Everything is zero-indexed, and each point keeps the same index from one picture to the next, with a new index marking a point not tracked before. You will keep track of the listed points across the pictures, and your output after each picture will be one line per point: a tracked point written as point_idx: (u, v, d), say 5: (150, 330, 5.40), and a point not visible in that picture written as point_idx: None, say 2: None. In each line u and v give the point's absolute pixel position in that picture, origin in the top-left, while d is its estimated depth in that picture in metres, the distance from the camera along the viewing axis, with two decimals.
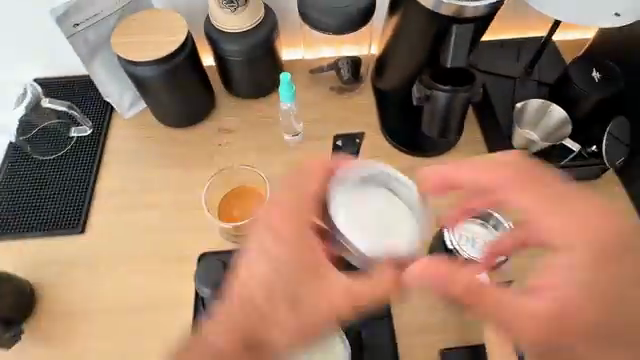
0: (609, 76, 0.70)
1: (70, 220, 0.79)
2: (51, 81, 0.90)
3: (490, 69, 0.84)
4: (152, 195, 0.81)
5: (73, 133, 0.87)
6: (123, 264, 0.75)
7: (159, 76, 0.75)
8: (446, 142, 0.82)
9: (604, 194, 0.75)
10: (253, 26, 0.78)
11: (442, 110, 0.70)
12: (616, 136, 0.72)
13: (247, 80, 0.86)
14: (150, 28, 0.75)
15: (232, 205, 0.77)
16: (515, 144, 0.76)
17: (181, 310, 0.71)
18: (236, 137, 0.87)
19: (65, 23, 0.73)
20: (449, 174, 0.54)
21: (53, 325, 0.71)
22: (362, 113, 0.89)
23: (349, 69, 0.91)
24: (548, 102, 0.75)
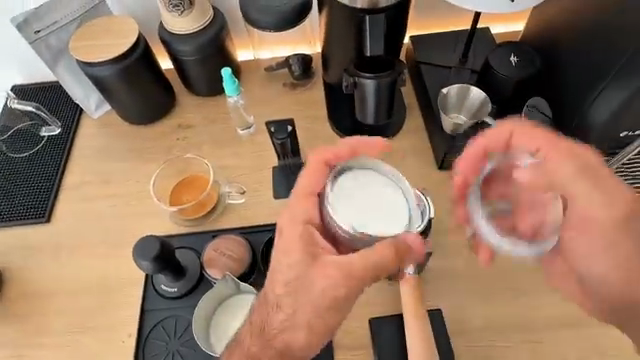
0: (525, 59, 0.75)
1: (37, 211, 0.85)
2: (25, 87, 0.98)
3: (427, 60, 0.88)
4: (113, 186, 0.87)
5: (44, 132, 0.93)
6: (83, 249, 0.81)
7: (113, 74, 0.81)
8: (391, 129, 0.87)
9: None
10: (201, 28, 0.85)
11: (371, 96, 0.74)
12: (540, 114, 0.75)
13: (203, 79, 0.91)
14: (104, 32, 0.82)
15: (182, 192, 0.83)
16: (446, 130, 0.79)
17: (133, 290, 0.76)
18: (194, 132, 0.92)
19: (27, 30, 0.81)
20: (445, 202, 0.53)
21: (17, 306, 0.76)
22: (312, 106, 0.94)
23: (300, 65, 0.94)
24: (466, 85, 0.79)
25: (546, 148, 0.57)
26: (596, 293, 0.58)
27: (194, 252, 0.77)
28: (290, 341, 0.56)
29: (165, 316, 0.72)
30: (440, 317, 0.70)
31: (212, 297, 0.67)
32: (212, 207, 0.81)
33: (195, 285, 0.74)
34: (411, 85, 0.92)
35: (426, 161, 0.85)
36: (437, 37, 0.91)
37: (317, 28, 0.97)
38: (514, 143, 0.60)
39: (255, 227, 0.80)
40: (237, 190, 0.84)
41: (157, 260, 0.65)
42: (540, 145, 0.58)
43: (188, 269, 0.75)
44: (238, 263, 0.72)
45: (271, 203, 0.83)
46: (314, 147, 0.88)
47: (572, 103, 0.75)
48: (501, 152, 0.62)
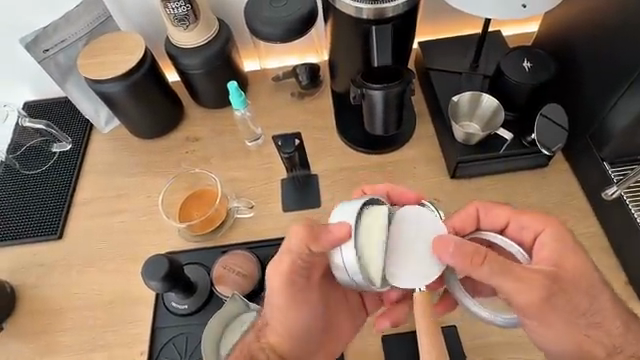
0: (538, 65, 0.72)
1: (49, 227, 0.85)
2: (36, 104, 0.99)
3: (436, 66, 0.86)
4: (124, 201, 0.87)
5: (55, 149, 0.94)
6: (94, 265, 0.81)
7: (121, 91, 0.82)
8: (401, 138, 0.86)
9: (550, 181, 0.79)
10: (206, 41, 0.84)
11: (379, 107, 0.73)
12: (552, 120, 0.72)
13: (210, 91, 0.91)
14: (112, 48, 0.83)
15: (191, 207, 0.82)
16: (457, 138, 0.77)
17: (144, 307, 0.76)
18: (202, 144, 0.92)
19: (35, 49, 0.81)
20: (459, 246, 0.51)
21: (32, 323, 0.77)
22: (320, 115, 0.92)
23: (306, 74, 0.93)
24: (478, 92, 0.77)
25: (543, 230, 0.57)
26: (607, 314, 0.56)
27: (204, 267, 0.76)
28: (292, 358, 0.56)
29: (176, 333, 0.72)
30: (455, 335, 0.67)
31: (223, 316, 0.65)
32: (221, 221, 0.81)
33: (205, 302, 0.73)
34: (421, 92, 0.90)
35: (438, 170, 0.83)
36: (447, 42, 0.89)
37: (324, 36, 0.96)
38: (486, 222, 0.61)
39: (265, 241, 0.79)
40: (246, 203, 0.83)
41: (166, 279, 0.65)
42: (543, 225, 0.57)
43: (198, 285, 0.74)
44: (248, 280, 0.72)
45: (281, 216, 0.82)
46: (323, 157, 0.87)
47: (589, 106, 0.72)
48: (487, 228, 0.61)
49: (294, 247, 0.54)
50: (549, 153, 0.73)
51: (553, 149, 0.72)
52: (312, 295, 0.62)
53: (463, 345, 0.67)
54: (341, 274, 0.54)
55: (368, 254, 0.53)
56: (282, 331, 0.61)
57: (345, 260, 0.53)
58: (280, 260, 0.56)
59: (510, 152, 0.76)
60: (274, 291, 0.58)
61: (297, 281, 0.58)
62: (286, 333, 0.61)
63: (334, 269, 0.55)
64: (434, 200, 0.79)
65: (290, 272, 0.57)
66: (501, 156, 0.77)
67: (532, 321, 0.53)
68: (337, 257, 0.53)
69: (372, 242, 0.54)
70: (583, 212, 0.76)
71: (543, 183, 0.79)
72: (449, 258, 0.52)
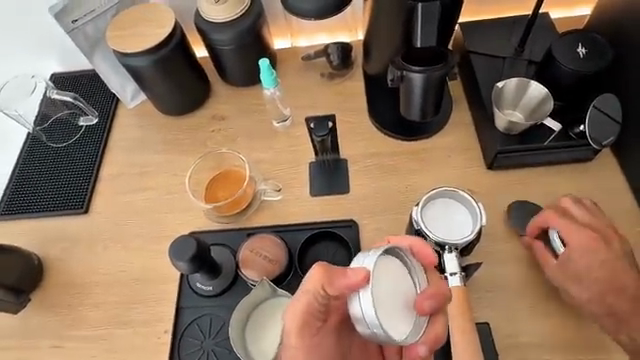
0: (595, 52, 0.68)
1: (76, 201, 0.85)
2: (62, 76, 0.97)
3: (477, 49, 0.81)
4: (150, 178, 0.86)
5: (81, 122, 0.93)
6: (119, 241, 0.80)
7: (151, 65, 0.79)
8: (436, 124, 0.82)
9: (597, 176, 0.74)
10: (238, 15, 0.81)
11: (419, 91, 0.69)
12: (605, 111, 0.68)
13: (239, 69, 0.88)
14: (141, 21, 0.80)
15: (218, 187, 0.81)
16: (499, 127, 0.73)
17: (168, 286, 0.75)
18: (230, 123, 0.90)
19: (65, 19, 0.79)
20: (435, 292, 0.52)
21: (57, 296, 0.77)
22: (352, 97, 0.89)
23: (339, 55, 0.89)
24: (526, 79, 0.72)
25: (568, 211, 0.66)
26: None
27: (229, 249, 0.75)
28: None
29: (200, 314, 0.71)
30: (488, 331, 0.65)
31: (250, 301, 0.65)
32: (247, 203, 0.79)
33: (230, 285, 0.72)
34: (459, 76, 0.85)
35: (474, 160, 0.79)
36: (491, 23, 0.84)
37: (360, 14, 0.92)
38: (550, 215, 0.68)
39: (291, 225, 0.77)
40: (273, 186, 0.81)
41: (193, 261, 0.64)
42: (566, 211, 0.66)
43: (223, 267, 0.73)
44: (274, 265, 0.70)
45: (308, 201, 0.79)
46: (353, 142, 0.84)
47: None
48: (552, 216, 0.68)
49: (310, 287, 0.55)
50: (599, 147, 0.69)
51: (604, 143, 0.68)
52: (330, 342, 0.59)
53: (495, 342, 0.65)
54: (361, 326, 0.50)
55: (384, 307, 0.50)
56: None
57: (363, 309, 0.49)
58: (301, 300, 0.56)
59: (555, 144, 0.72)
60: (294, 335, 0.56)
61: (315, 323, 0.57)
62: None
63: (355, 323, 0.51)
64: (470, 192, 0.76)
65: (307, 313, 0.56)
66: (545, 148, 0.72)
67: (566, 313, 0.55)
68: (353, 304, 0.50)
69: (382, 293, 0.50)
70: (631, 209, 0.72)
71: (587, 178, 0.74)
72: (428, 302, 0.51)
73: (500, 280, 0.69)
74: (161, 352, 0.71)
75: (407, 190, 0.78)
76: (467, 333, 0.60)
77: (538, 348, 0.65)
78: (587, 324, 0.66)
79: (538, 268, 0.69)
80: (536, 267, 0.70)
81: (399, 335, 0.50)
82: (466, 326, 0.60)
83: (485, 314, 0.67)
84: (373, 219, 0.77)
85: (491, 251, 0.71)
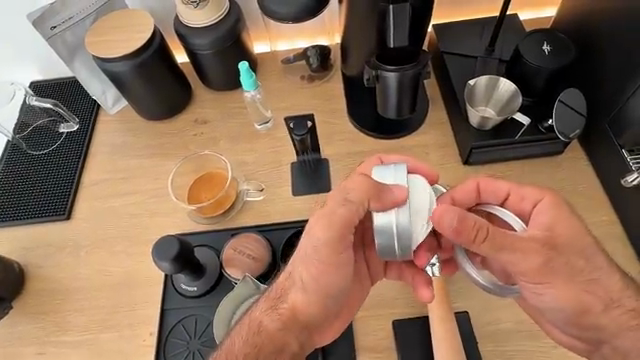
0: (559, 49, 0.71)
1: (58, 208, 0.85)
2: (42, 84, 0.97)
3: (451, 49, 0.84)
4: (132, 183, 0.86)
5: (62, 129, 0.93)
6: (102, 246, 0.80)
7: (130, 70, 0.80)
8: (413, 121, 0.84)
9: (567, 168, 0.77)
10: (216, 20, 0.82)
11: (393, 89, 0.72)
12: (570, 105, 0.71)
13: (219, 73, 0.89)
14: (120, 26, 0.81)
15: (200, 189, 0.81)
16: (472, 122, 0.75)
17: (153, 288, 0.75)
18: (212, 127, 0.91)
19: (43, 26, 0.79)
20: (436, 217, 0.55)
21: (39, 303, 0.77)
22: (330, 99, 0.91)
23: (317, 57, 0.92)
24: (496, 76, 0.75)
25: (541, 199, 0.61)
26: None
27: (213, 250, 0.76)
28: (311, 306, 0.60)
29: (186, 315, 0.72)
30: (467, 319, 0.68)
31: (232, 300, 0.66)
32: (230, 204, 0.80)
33: (215, 284, 0.73)
34: (434, 76, 0.88)
35: (450, 155, 0.81)
36: (462, 25, 0.87)
37: (337, 18, 0.94)
38: (486, 194, 0.64)
39: (274, 224, 0.78)
40: (256, 187, 0.82)
41: (176, 260, 0.65)
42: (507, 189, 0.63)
43: (207, 268, 0.74)
44: (258, 263, 0.71)
45: (290, 201, 0.81)
46: (333, 141, 0.86)
47: (609, 93, 0.71)
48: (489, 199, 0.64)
49: (356, 200, 0.56)
50: (566, 139, 0.72)
51: (570, 135, 0.71)
52: (347, 259, 0.61)
53: (474, 331, 0.68)
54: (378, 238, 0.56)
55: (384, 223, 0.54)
56: (307, 290, 0.60)
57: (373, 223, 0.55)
58: (337, 213, 0.57)
59: (527, 138, 0.75)
60: (319, 239, 0.58)
61: (348, 237, 0.59)
62: (310, 294, 0.60)
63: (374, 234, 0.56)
64: (447, 186, 0.78)
65: (347, 224, 0.57)
66: (517, 142, 0.75)
67: (555, 294, 0.58)
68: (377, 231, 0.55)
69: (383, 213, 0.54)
70: (598, 199, 0.75)
71: (558, 170, 0.78)
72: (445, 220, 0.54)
73: None
74: (146, 354, 0.71)
75: None
76: (445, 323, 0.64)
77: (515, 334, 0.67)
78: None
79: None
80: None
81: (405, 256, 0.58)
82: (444, 316, 0.65)
83: (465, 303, 0.70)
84: None
85: None
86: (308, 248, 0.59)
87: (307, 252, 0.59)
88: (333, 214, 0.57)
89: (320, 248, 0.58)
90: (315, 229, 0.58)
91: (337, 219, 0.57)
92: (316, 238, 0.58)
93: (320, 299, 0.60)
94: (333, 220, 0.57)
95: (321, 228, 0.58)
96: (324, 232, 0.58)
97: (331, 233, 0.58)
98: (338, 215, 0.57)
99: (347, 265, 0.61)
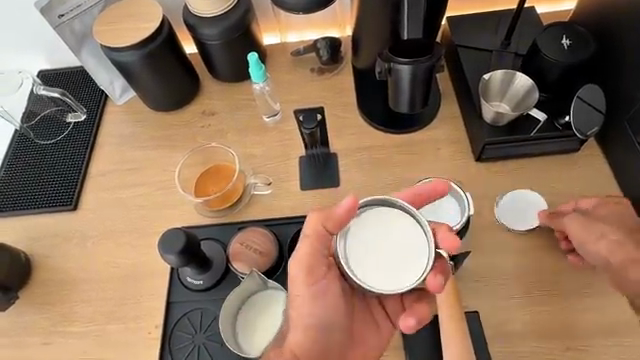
0: (579, 43, 0.69)
1: (65, 198, 0.84)
2: (49, 73, 0.97)
3: (466, 43, 0.82)
4: (139, 174, 0.85)
5: (69, 119, 0.92)
6: (109, 237, 0.80)
7: (139, 61, 0.79)
8: (424, 116, 0.82)
9: (582, 166, 0.75)
10: (226, 11, 0.81)
11: (406, 83, 0.70)
12: (588, 102, 0.69)
13: (228, 65, 0.88)
14: (129, 16, 0.80)
15: (207, 182, 0.80)
16: (485, 117, 0.73)
17: (158, 281, 0.75)
18: (219, 119, 0.90)
19: (51, 14, 0.78)
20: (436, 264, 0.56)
21: (47, 293, 0.77)
22: (341, 92, 0.89)
23: (327, 49, 0.90)
24: (512, 71, 0.73)
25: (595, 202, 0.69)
26: None
27: (219, 243, 0.75)
28: (314, 346, 0.57)
29: (192, 308, 0.71)
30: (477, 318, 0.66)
31: (238, 294, 0.64)
32: (237, 197, 0.79)
33: (221, 278, 0.72)
34: (447, 70, 0.86)
35: (462, 152, 0.80)
36: (478, 18, 0.85)
37: (348, 9, 0.92)
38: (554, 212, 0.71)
39: (281, 218, 0.77)
40: (263, 181, 0.81)
41: (183, 254, 0.64)
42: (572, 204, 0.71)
43: (214, 261, 0.73)
44: (264, 258, 0.70)
45: (298, 195, 0.80)
46: (343, 135, 0.84)
47: (628, 90, 0.69)
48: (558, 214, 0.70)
49: (311, 232, 0.57)
50: (582, 137, 0.70)
51: (587, 133, 0.70)
52: (337, 294, 0.59)
53: (484, 331, 0.66)
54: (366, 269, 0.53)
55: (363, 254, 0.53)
56: (306, 330, 0.57)
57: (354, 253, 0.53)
58: (301, 247, 0.57)
59: (543, 135, 0.72)
60: (299, 275, 0.57)
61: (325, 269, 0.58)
62: (308, 330, 0.57)
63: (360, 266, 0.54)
64: (458, 183, 0.77)
65: (316, 258, 0.57)
66: (533, 139, 0.73)
67: None
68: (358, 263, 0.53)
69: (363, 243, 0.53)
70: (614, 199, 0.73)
71: (574, 168, 0.76)
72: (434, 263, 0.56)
73: (490, 270, 0.70)
74: (151, 348, 0.70)
75: (396, 183, 0.79)
76: (456, 322, 0.62)
77: (526, 336, 0.66)
78: (574, 311, 0.67)
79: (526, 256, 0.71)
80: (523, 255, 0.71)
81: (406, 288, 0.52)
82: (455, 316, 0.63)
83: (474, 303, 0.68)
84: None
85: (480, 243, 0.72)
86: (295, 287, 0.58)
87: (296, 291, 0.58)
88: (306, 251, 0.57)
89: (304, 285, 0.57)
90: (294, 265, 0.58)
91: (311, 253, 0.57)
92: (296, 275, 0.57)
93: (320, 336, 0.57)
94: (309, 256, 0.57)
95: (298, 264, 0.57)
96: (302, 268, 0.57)
97: (308, 267, 0.57)
98: (312, 249, 0.57)
99: (339, 300, 0.59)
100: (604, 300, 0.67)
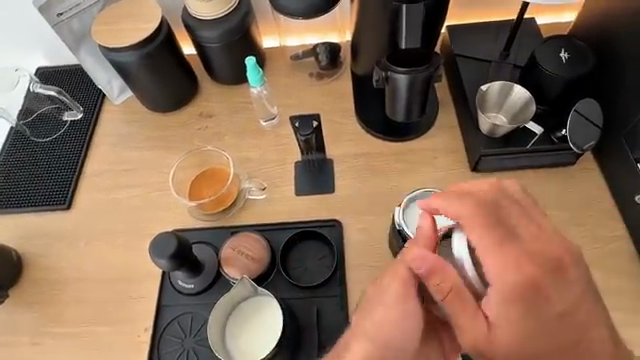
0: (577, 57, 0.69)
1: (59, 197, 0.84)
2: (47, 71, 0.97)
3: (465, 52, 0.82)
4: (134, 175, 0.85)
5: (66, 117, 0.92)
6: (102, 238, 0.80)
7: (137, 61, 0.79)
8: (422, 124, 0.82)
9: (578, 180, 0.75)
10: (225, 14, 0.81)
11: (403, 92, 0.70)
12: (585, 116, 0.69)
13: (227, 67, 0.88)
14: (128, 16, 0.80)
15: (202, 185, 0.80)
16: (481, 129, 0.73)
17: (150, 284, 0.75)
18: (217, 121, 0.89)
19: (49, 13, 0.78)
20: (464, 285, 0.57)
21: (38, 293, 0.76)
22: (339, 98, 0.89)
23: (326, 54, 0.90)
24: (509, 83, 0.73)
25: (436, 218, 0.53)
26: None
27: (212, 247, 0.75)
28: None
29: (183, 312, 0.71)
30: None
31: (228, 301, 0.64)
32: (232, 201, 0.79)
33: (213, 282, 0.72)
34: (446, 78, 0.86)
35: (458, 162, 0.79)
36: (478, 27, 0.85)
37: (349, 14, 0.92)
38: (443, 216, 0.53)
39: (275, 223, 0.77)
40: (258, 185, 0.81)
41: (174, 258, 0.64)
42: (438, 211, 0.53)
43: (206, 265, 0.73)
44: (256, 263, 0.70)
45: (293, 200, 0.79)
46: (340, 142, 0.84)
47: (625, 105, 0.69)
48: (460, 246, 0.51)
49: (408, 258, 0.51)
50: (579, 151, 0.70)
51: (584, 147, 0.69)
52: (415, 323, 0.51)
53: None
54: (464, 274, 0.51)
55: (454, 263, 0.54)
56: (371, 348, 0.51)
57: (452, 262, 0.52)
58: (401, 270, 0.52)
59: (538, 148, 0.72)
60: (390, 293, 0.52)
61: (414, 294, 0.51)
62: (373, 351, 0.51)
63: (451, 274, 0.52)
64: None
65: (408, 285, 0.51)
66: (528, 151, 0.73)
67: None
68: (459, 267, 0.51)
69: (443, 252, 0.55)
70: (609, 214, 0.73)
71: (570, 181, 0.75)
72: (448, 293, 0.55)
73: None
74: (141, 351, 0.70)
75: (391, 191, 0.78)
76: None
77: None
78: None
79: None
80: None
81: None
82: None
83: None
84: (356, 219, 0.77)
85: None
86: (380, 307, 0.52)
87: (379, 306, 0.52)
88: (407, 274, 0.51)
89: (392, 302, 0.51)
90: (385, 286, 0.53)
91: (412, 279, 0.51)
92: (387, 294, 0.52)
93: None
94: (401, 280, 0.51)
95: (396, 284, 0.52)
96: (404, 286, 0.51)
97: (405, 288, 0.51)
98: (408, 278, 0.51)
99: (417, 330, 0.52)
100: None
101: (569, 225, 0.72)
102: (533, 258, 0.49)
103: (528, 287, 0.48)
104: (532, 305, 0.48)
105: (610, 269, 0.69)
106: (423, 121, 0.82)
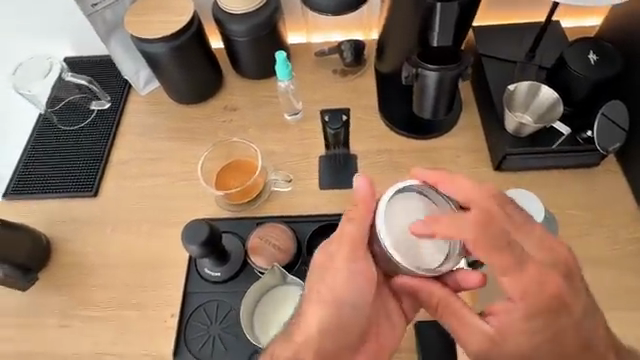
0: (606, 59, 0.70)
1: (86, 184, 0.85)
2: (75, 60, 0.98)
3: (491, 53, 0.83)
4: (160, 164, 0.87)
5: (93, 106, 0.93)
6: (128, 225, 0.81)
7: (167, 53, 0.81)
8: (445, 122, 0.83)
9: (601, 181, 0.76)
10: (255, 9, 0.82)
11: (431, 89, 0.71)
12: (612, 118, 0.70)
13: (253, 62, 0.89)
14: (160, 9, 0.81)
15: (229, 176, 0.81)
16: (507, 127, 0.74)
17: (175, 271, 0.76)
18: (241, 114, 0.91)
19: (84, 2, 0.80)
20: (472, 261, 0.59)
21: (66, 277, 0.78)
22: (363, 95, 0.90)
23: (351, 51, 0.92)
24: (537, 83, 0.74)
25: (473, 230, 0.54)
26: None
27: (238, 237, 0.76)
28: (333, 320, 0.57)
29: (208, 300, 0.72)
30: None
31: (257, 290, 0.66)
32: (257, 193, 0.80)
33: (239, 271, 0.73)
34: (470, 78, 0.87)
35: (482, 161, 0.80)
36: (503, 28, 0.86)
37: (375, 13, 0.93)
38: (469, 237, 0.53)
39: (300, 215, 0.78)
40: (284, 177, 0.82)
41: (205, 245, 0.65)
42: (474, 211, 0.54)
43: (232, 254, 0.74)
44: (283, 253, 0.71)
45: (317, 194, 0.81)
46: (363, 138, 0.85)
47: None
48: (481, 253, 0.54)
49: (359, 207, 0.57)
50: (604, 153, 0.71)
51: (609, 149, 0.70)
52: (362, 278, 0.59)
53: None
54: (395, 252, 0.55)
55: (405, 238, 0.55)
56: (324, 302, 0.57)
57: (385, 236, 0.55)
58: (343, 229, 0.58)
59: (563, 148, 0.73)
60: (334, 250, 0.59)
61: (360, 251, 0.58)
62: (328, 305, 0.57)
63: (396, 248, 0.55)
64: None
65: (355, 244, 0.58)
66: (553, 151, 0.74)
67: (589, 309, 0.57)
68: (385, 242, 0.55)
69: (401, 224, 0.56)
70: (632, 216, 0.74)
71: (593, 182, 0.76)
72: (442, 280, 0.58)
73: None
74: (168, 336, 0.72)
75: None
76: None
77: None
78: None
79: None
80: None
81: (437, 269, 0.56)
82: None
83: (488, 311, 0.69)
84: None
85: None
86: (338, 269, 0.58)
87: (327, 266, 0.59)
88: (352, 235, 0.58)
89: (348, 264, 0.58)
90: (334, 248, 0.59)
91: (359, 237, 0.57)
92: (336, 254, 0.58)
93: (340, 313, 0.58)
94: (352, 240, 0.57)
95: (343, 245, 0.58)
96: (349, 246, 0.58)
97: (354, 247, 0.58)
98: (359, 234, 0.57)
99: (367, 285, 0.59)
100: (614, 313, 0.68)
101: (590, 225, 0.74)
102: (540, 274, 0.53)
103: (546, 297, 0.54)
104: (544, 315, 0.54)
105: (630, 270, 0.70)
106: (447, 119, 0.83)
